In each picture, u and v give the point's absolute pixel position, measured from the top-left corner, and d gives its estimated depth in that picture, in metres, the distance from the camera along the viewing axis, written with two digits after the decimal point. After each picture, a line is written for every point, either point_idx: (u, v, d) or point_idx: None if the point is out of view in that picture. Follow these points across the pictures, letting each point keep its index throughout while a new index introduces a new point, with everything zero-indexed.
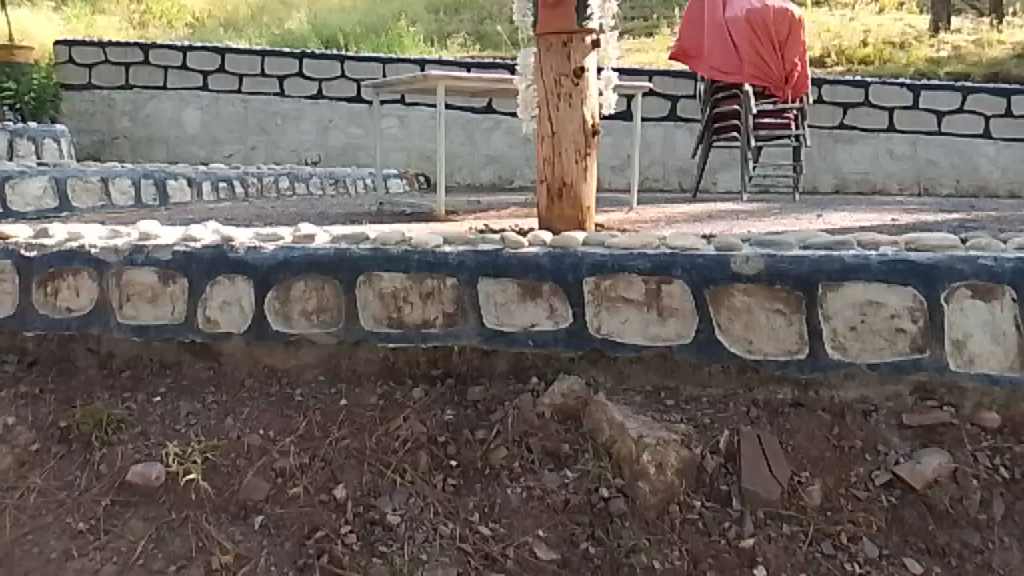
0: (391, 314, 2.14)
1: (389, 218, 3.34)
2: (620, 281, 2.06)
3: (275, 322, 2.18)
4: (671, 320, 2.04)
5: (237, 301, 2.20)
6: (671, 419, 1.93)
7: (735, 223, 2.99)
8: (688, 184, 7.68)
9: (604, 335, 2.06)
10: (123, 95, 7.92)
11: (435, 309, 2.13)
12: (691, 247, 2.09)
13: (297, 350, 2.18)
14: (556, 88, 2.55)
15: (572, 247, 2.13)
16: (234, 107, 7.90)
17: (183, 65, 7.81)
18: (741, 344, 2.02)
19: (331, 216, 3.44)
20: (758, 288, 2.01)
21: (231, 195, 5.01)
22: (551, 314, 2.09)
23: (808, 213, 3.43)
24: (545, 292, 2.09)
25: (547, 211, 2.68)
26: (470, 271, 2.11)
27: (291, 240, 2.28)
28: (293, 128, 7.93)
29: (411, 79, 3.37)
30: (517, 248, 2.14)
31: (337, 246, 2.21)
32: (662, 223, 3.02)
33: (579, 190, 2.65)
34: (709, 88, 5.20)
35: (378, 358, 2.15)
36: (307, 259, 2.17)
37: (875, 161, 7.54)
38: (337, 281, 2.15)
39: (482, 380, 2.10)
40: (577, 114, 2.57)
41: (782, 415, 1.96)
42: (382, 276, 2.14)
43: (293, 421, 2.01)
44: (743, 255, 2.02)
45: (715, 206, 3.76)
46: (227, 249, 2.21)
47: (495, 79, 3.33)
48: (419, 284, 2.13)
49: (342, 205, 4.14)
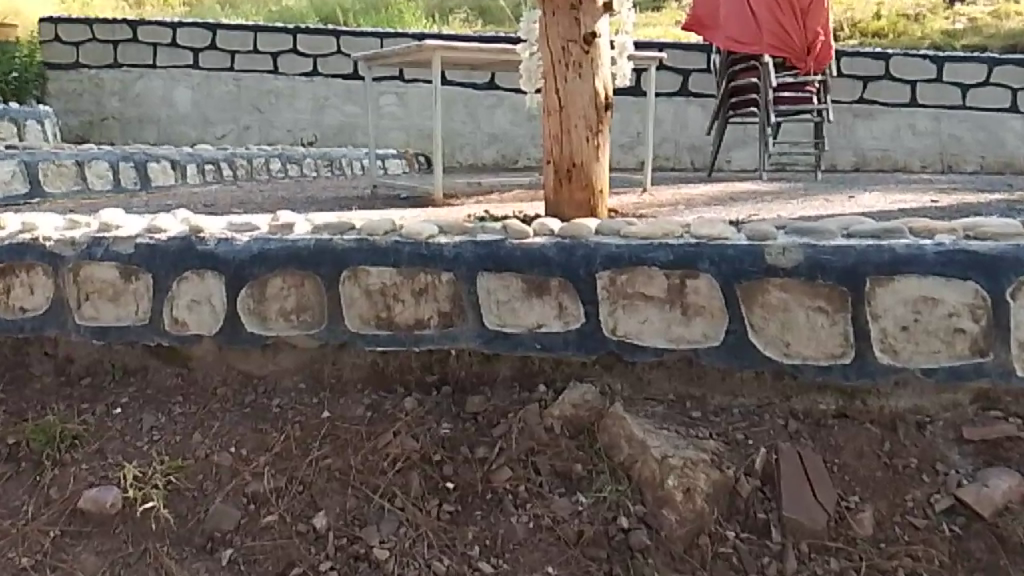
0: (379, 313, 1.90)
1: (383, 202, 3.09)
2: (639, 275, 1.81)
3: (251, 324, 1.94)
4: (696, 319, 1.80)
5: (208, 300, 1.96)
6: (698, 434, 1.69)
7: (763, 206, 2.72)
8: (701, 162, 7.42)
9: (621, 336, 1.82)
10: (112, 74, 7.65)
11: (429, 308, 1.89)
12: (719, 236, 1.84)
13: (274, 354, 1.95)
14: (563, 56, 2.28)
15: (583, 237, 1.88)
16: (226, 86, 7.62)
17: (173, 42, 7.53)
18: (777, 347, 1.78)
19: (321, 200, 3.19)
20: (796, 283, 1.76)
21: (219, 178, 4.76)
22: (560, 314, 1.84)
23: (839, 194, 3.16)
24: (553, 288, 1.84)
25: (555, 194, 2.41)
26: (469, 265, 1.86)
27: (268, 230, 2.03)
28: (288, 107, 7.64)
29: (404, 51, 3.08)
30: (521, 238, 1.89)
31: (318, 237, 1.96)
32: (681, 206, 2.76)
33: (591, 170, 2.38)
34: (725, 60, 4.85)
35: (365, 362, 1.91)
36: (284, 251, 1.92)
37: (897, 137, 7.24)
38: (319, 276, 1.91)
39: (482, 389, 1.86)
40: (588, 86, 2.29)
41: (824, 429, 1.72)
42: (369, 271, 1.89)
43: (269, 436, 1.77)
44: (780, 245, 1.77)
45: (737, 187, 3.49)
46: (195, 241, 1.97)
47: (496, 48, 3.04)
48: (411, 280, 1.89)
49: (334, 188, 3.88)
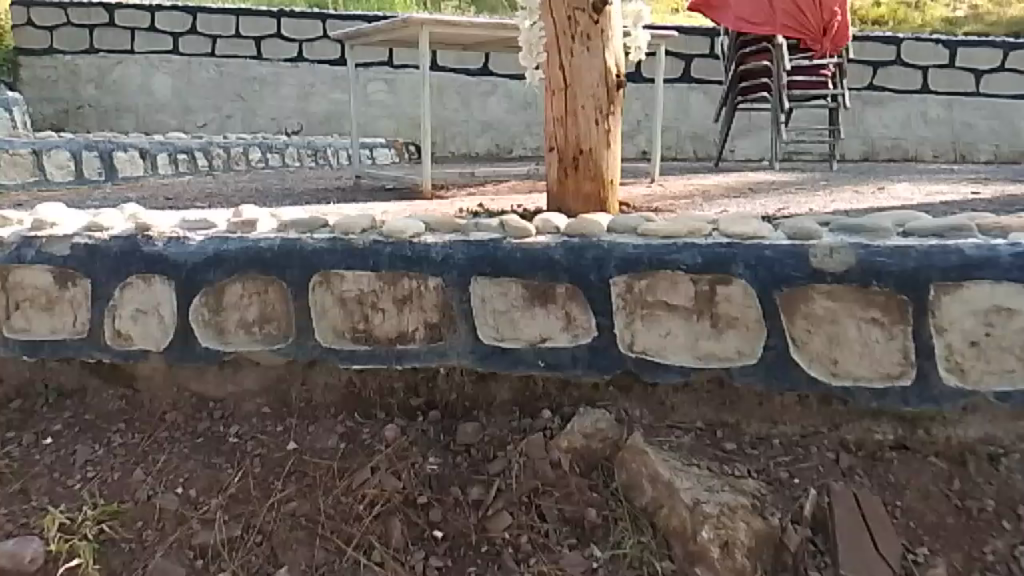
0: (355, 325, 1.63)
1: (365, 194, 2.79)
2: (660, 281, 1.54)
3: (205, 338, 1.67)
4: (728, 333, 1.53)
5: (156, 309, 1.68)
6: (734, 472, 1.43)
7: (787, 198, 2.45)
8: (705, 152, 7.13)
9: (640, 353, 1.55)
10: (88, 60, 7.27)
11: (414, 319, 1.62)
12: (754, 234, 1.56)
13: (234, 373, 1.68)
14: (567, 26, 1.86)
15: (593, 235, 1.61)
16: (207, 72, 7.28)
17: (151, 27, 7.19)
18: (823, 367, 1.51)
19: (298, 192, 2.90)
20: (846, 290, 1.49)
21: (193, 168, 4.38)
22: (568, 325, 1.57)
23: (865, 185, 2.88)
24: (559, 296, 1.57)
25: (559, 188, 1.98)
26: (460, 269, 1.59)
27: (227, 226, 1.74)
28: (272, 94, 7.32)
29: (389, 27, 2.78)
30: (522, 237, 1.61)
31: (285, 235, 1.68)
32: (697, 198, 2.47)
33: (601, 159, 1.94)
34: (734, 43, 4.27)
35: (339, 383, 1.64)
36: (244, 252, 1.65)
37: (908, 126, 6.97)
38: (285, 282, 1.64)
39: (477, 415, 1.59)
40: (598, 62, 1.87)
41: (881, 465, 1.46)
42: (342, 276, 1.62)
43: (223, 474, 1.50)
44: (827, 246, 1.50)
45: (753, 177, 3.22)
46: (141, 241, 1.69)
47: (493, 24, 2.74)
48: (393, 286, 1.62)
49: (315, 179, 3.58)
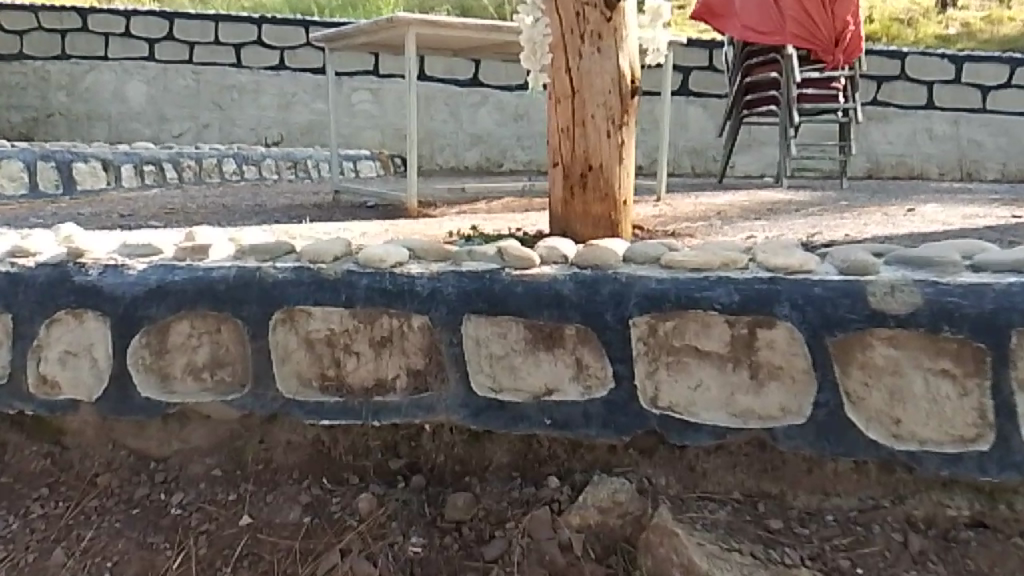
0: (325, 371, 1.37)
1: (341, 212, 2.48)
2: (690, 322, 1.29)
3: (146, 386, 1.40)
4: (770, 386, 1.29)
5: (88, 351, 1.41)
6: (782, 559, 1.18)
7: (814, 219, 2.21)
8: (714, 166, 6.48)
9: (665, 410, 1.30)
10: (59, 66, 6.56)
11: (395, 365, 1.36)
12: (800, 266, 1.32)
13: (181, 428, 1.42)
14: (576, 24, 1.60)
15: (609, 266, 1.36)
16: (184, 80, 6.57)
17: (126, 32, 6.49)
18: (883, 428, 1.26)
19: (270, 209, 2.60)
20: (913, 336, 1.24)
21: (162, 182, 3.93)
22: (579, 376, 1.32)
23: (890, 206, 2.62)
24: (568, 339, 1.32)
25: (564, 210, 1.71)
26: (450, 305, 1.33)
27: (175, 252, 1.47)
28: (252, 104, 6.61)
29: (373, 28, 2.51)
30: (524, 268, 1.36)
31: (241, 264, 1.42)
32: (714, 219, 2.19)
33: (613, 177, 1.68)
34: (739, 53, 4.00)
35: (305, 441, 1.38)
36: (194, 285, 1.39)
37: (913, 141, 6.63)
38: (240, 320, 1.38)
39: (469, 483, 1.33)
40: (610, 66, 1.62)
41: (957, 548, 1.21)
42: (309, 314, 1.37)
43: (161, 557, 1.27)
44: (885, 283, 1.26)
45: (766, 197, 2.95)
46: (72, 269, 1.42)
47: (485, 26, 2.46)
48: (371, 326, 1.36)
49: (291, 196, 3.23)
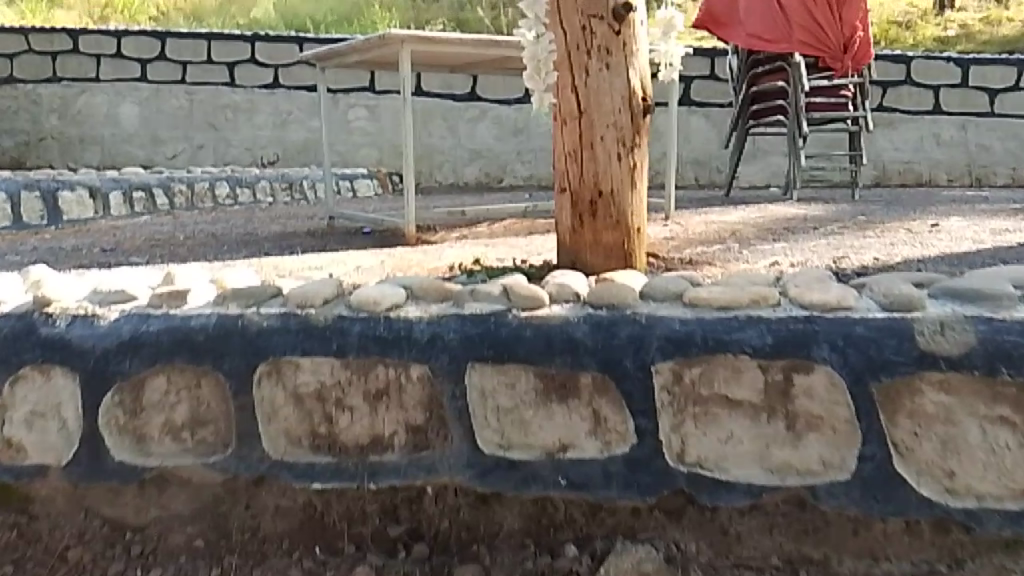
0: (315, 429, 1.25)
1: (334, 241, 2.33)
2: (719, 368, 1.16)
3: (120, 449, 1.28)
4: (809, 438, 1.16)
5: (56, 411, 1.28)
6: None
7: (835, 238, 2.06)
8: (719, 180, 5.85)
9: (692, 467, 1.17)
10: (50, 88, 6.19)
11: (392, 420, 1.23)
12: (839, 302, 1.19)
13: (159, 493, 1.28)
14: (582, 39, 1.48)
15: (626, 304, 1.23)
16: (177, 100, 6.20)
17: (117, 52, 6.13)
18: (935, 483, 1.14)
19: (259, 239, 2.43)
20: (966, 381, 1.12)
21: (152, 210, 3.73)
22: (596, 430, 1.19)
23: (911, 221, 2.48)
24: (584, 390, 1.19)
25: (572, 239, 1.58)
26: (453, 354, 1.21)
27: (150, 298, 1.35)
28: (246, 123, 6.22)
29: (364, 45, 2.36)
30: (533, 310, 1.23)
31: (221, 310, 1.30)
32: (729, 241, 2.04)
33: (624, 203, 1.55)
34: (744, 62, 3.86)
35: (296, 507, 1.26)
36: (170, 335, 1.26)
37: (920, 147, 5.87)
38: (222, 373, 1.26)
39: (478, 551, 1.21)
40: (620, 83, 1.49)
41: None
42: (296, 365, 1.24)
43: None
44: (936, 320, 1.14)
45: (780, 213, 2.83)
46: (37, 320, 1.30)
47: (482, 41, 2.31)
48: (365, 378, 1.24)
49: (283, 222, 3.03)
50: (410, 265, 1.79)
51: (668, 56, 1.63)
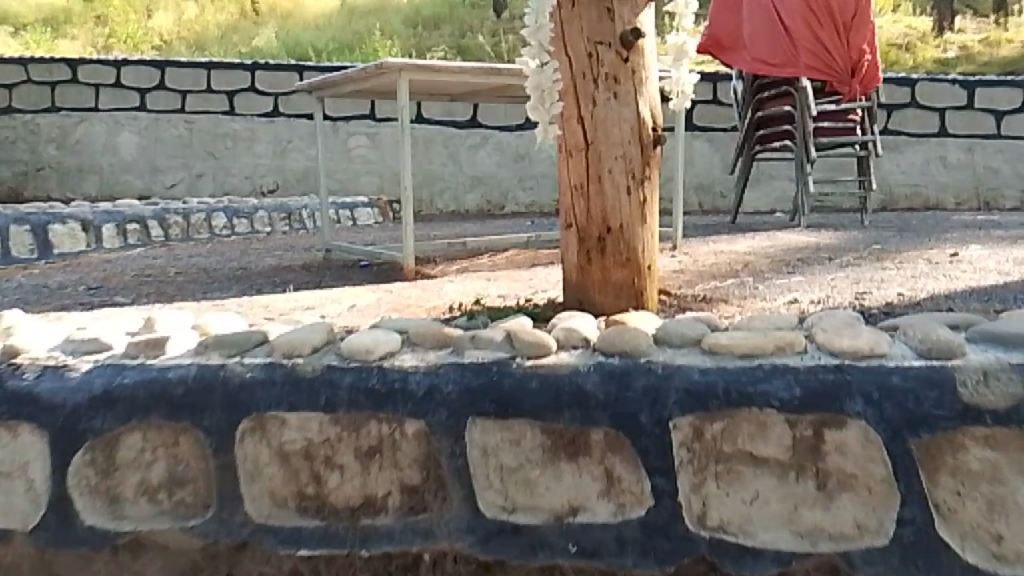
0: (303, 489, 1.15)
1: (329, 276, 2.22)
2: (743, 423, 1.07)
3: (92, 512, 1.18)
4: (842, 499, 1.06)
5: (23, 472, 1.19)
6: None
7: (852, 271, 1.96)
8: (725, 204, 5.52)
9: (714, 531, 1.08)
10: (49, 119, 6.00)
11: (386, 480, 1.14)
12: (872, 349, 1.09)
13: (135, 560, 1.19)
14: (588, 67, 1.40)
15: (639, 352, 1.13)
16: (176, 129, 6.00)
17: (117, 81, 5.94)
18: (982, 547, 1.03)
19: (250, 275, 2.31)
20: (1015, 436, 1.02)
21: (146, 241, 3.66)
22: (609, 489, 1.09)
23: (928, 250, 2.38)
24: (595, 447, 1.09)
25: (580, 277, 1.49)
26: (452, 408, 1.11)
27: (126, 348, 1.25)
28: (246, 151, 6.00)
29: (360, 75, 2.27)
30: (539, 359, 1.13)
31: (201, 360, 1.20)
32: (742, 275, 1.94)
33: (635, 240, 1.46)
34: (749, 87, 3.78)
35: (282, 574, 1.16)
36: (146, 388, 1.17)
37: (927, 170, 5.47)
38: (202, 430, 1.16)
39: None
40: (629, 113, 1.41)
41: None
42: (282, 421, 1.15)
43: None
44: (978, 369, 1.04)
45: (790, 241, 2.74)
46: (3, 373, 1.20)
47: (483, 68, 2.23)
48: (357, 434, 1.14)
49: (278, 255, 2.90)
50: (406, 304, 1.69)
51: (679, 84, 1.55)
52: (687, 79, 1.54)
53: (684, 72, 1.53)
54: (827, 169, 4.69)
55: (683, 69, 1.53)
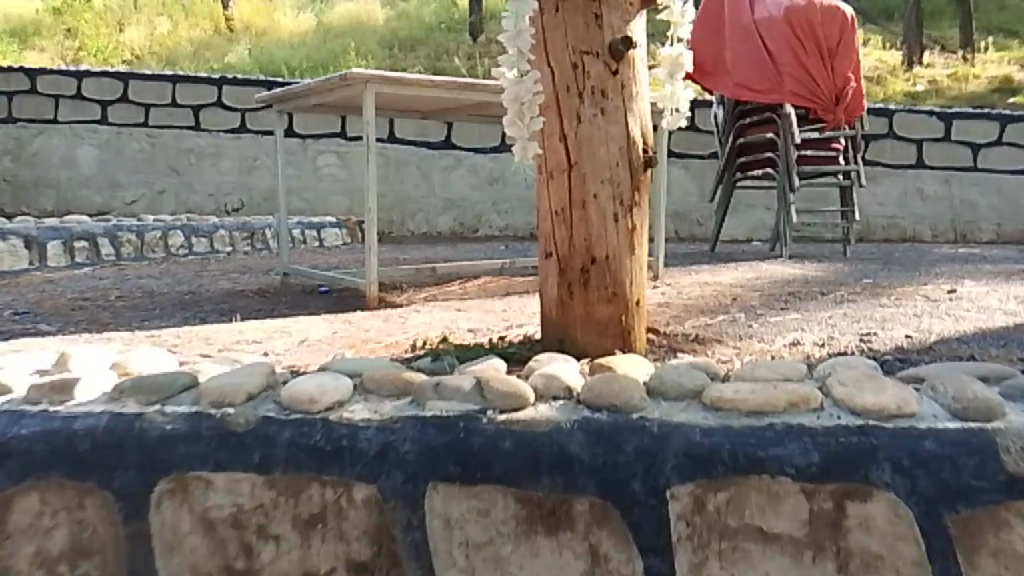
0: (231, 564, 0.98)
1: (283, 304, 2.02)
2: (752, 493, 0.91)
3: None
4: None
5: None
6: None
7: (849, 308, 1.82)
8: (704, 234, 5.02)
9: None
10: (3, 130, 5.55)
11: (330, 554, 0.96)
12: (900, 408, 0.94)
13: None
14: (573, 79, 1.26)
15: (630, 407, 0.96)
16: (138, 144, 5.53)
17: (77, 93, 5.51)
18: None
19: (198, 302, 2.10)
20: None
21: (95, 260, 3.44)
22: (594, 569, 0.93)
23: (922, 286, 2.26)
24: (578, 519, 0.93)
25: (560, 312, 1.33)
26: (409, 471, 0.94)
27: (27, 392, 1.06)
28: (211, 168, 5.52)
29: (327, 86, 2.08)
30: (515, 414, 0.96)
31: (114, 407, 1.02)
32: (733, 311, 1.79)
33: (623, 273, 1.30)
34: (730, 113, 3.67)
35: None
36: (47, 441, 0.99)
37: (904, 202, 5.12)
38: (113, 490, 0.99)
39: None
40: (618, 131, 1.27)
41: None
42: (207, 482, 0.97)
43: None
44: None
45: (775, 273, 2.61)
46: None
47: (456, 83, 2.08)
48: (296, 499, 0.96)
49: (232, 278, 2.68)
50: (364, 339, 1.51)
51: (674, 99, 1.38)
52: (683, 93, 1.37)
53: (679, 85, 1.37)
54: (808, 200, 4.56)
55: (678, 82, 1.36)
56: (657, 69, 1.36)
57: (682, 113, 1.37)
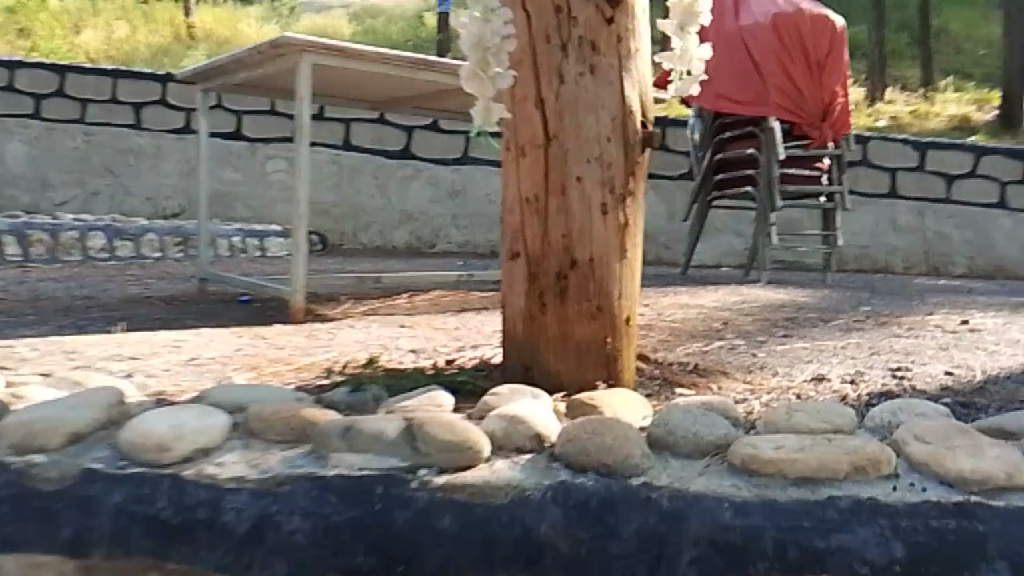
0: None
1: (190, 314, 1.69)
2: None
3: None
4: None
5: None
6: None
7: (862, 337, 1.56)
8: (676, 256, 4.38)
9: None
10: None
11: None
12: (1008, 477, 0.83)
13: None
14: (555, 27, 1.01)
15: (632, 469, 0.85)
16: (67, 139, 4.18)
17: None
18: None
19: (88, 308, 1.75)
20: None
21: None
22: None
23: (931, 317, 1.99)
24: None
25: (527, 329, 1.05)
26: (339, 550, 0.85)
27: None
28: (147, 168, 4.20)
29: (255, 54, 1.77)
30: (461, 470, 0.86)
31: None
32: (730, 337, 1.51)
33: (609, 280, 1.03)
34: (709, 127, 3.39)
35: None
36: None
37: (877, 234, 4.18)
38: None
39: None
40: (609, 97, 1.01)
41: None
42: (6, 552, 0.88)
43: None
44: None
45: (761, 297, 2.36)
46: None
47: (408, 59, 1.78)
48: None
49: (145, 283, 2.34)
50: (272, 359, 1.20)
51: (685, 59, 1.12)
52: (697, 50, 1.12)
53: (692, 40, 1.12)
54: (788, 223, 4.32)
55: (692, 36, 1.12)
56: (666, 18, 1.11)
57: (696, 74, 1.11)
